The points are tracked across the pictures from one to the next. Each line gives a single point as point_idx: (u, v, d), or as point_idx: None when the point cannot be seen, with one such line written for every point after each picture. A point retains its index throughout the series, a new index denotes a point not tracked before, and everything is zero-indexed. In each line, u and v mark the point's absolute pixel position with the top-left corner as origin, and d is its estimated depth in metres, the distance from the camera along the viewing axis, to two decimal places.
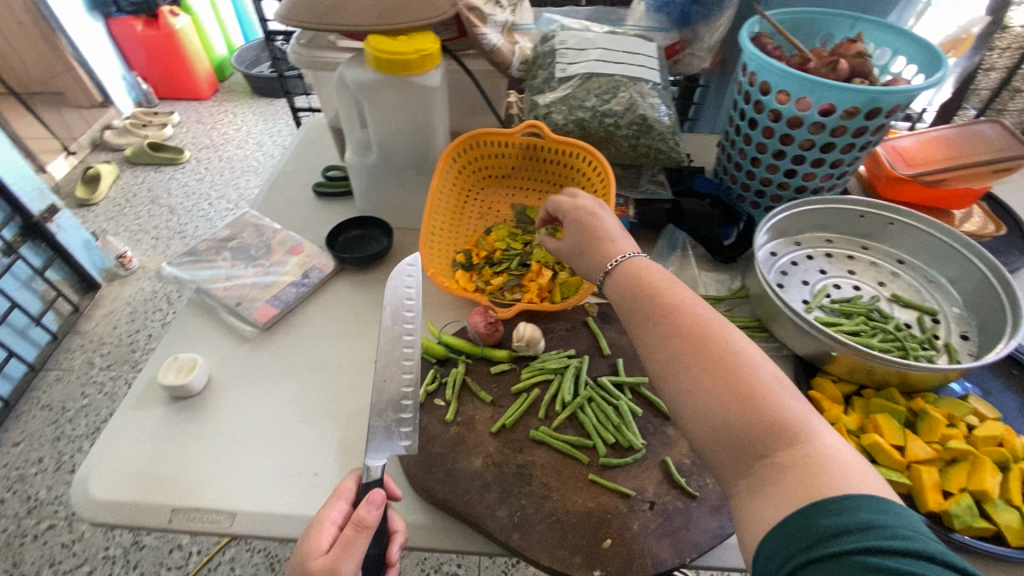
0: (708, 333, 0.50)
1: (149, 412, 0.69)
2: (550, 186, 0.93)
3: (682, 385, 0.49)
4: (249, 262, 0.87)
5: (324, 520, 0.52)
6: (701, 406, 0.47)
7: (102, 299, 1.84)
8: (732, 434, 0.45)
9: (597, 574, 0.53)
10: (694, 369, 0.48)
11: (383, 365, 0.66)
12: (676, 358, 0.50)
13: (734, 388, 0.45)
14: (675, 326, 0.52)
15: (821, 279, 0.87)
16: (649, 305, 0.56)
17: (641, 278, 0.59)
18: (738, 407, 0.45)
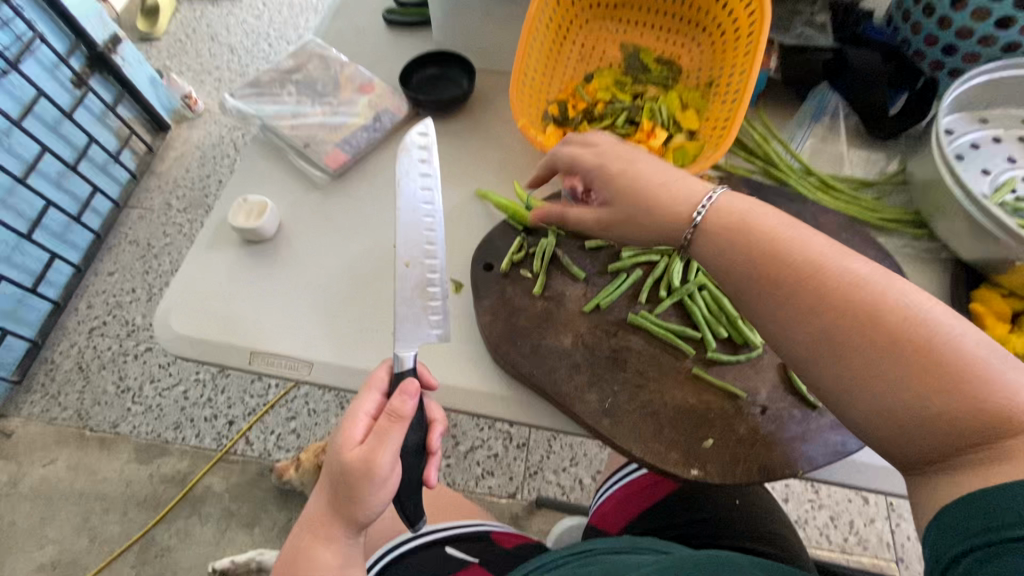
0: (869, 299, 0.40)
1: (222, 253, 0.66)
2: (674, 23, 0.74)
3: (848, 368, 0.40)
4: (316, 99, 0.77)
5: (357, 412, 0.51)
6: (878, 396, 0.39)
7: (173, 141, 1.81)
8: (918, 425, 0.38)
9: (693, 472, 0.49)
10: (861, 351, 0.40)
11: (404, 249, 0.56)
12: (825, 335, 0.41)
13: (921, 374, 0.37)
14: (820, 291, 0.42)
15: (1006, 170, 0.69)
16: (762, 267, 0.45)
17: (742, 224, 0.47)
18: (927, 392, 0.37)
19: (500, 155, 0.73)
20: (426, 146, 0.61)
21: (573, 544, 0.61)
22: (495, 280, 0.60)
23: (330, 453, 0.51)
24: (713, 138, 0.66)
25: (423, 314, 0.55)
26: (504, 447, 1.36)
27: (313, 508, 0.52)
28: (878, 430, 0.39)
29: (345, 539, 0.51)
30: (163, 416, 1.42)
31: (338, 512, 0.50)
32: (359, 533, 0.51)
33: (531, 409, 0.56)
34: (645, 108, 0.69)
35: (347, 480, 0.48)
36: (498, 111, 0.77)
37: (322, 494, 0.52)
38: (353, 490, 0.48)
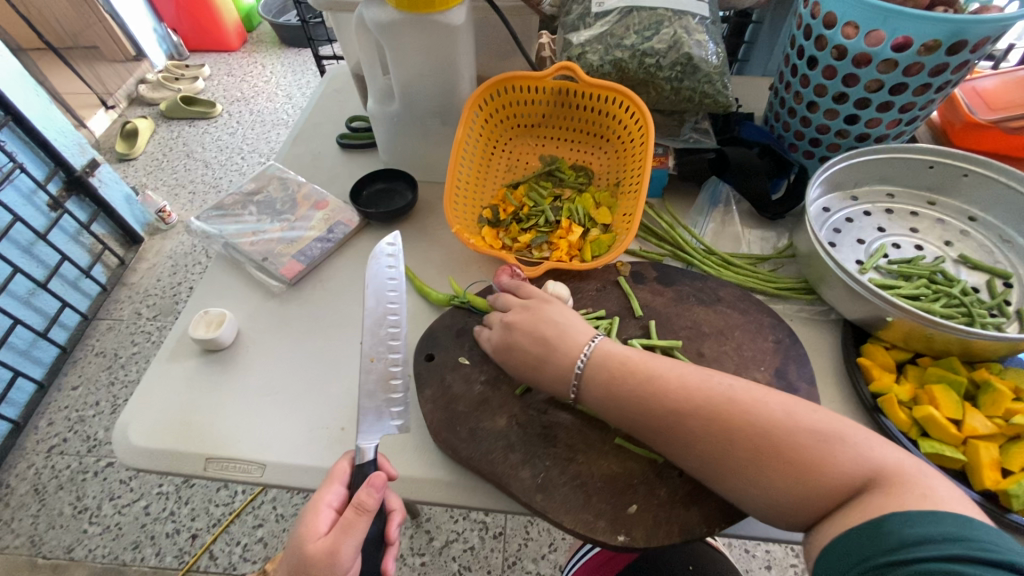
0: (732, 416, 0.49)
1: (182, 364, 0.71)
2: (582, 136, 0.87)
3: (742, 477, 0.48)
4: (275, 216, 0.86)
5: (320, 504, 0.54)
6: (771, 497, 0.47)
7: (145, 252, 1.89)
8: (810, 504, 0.45)
9: (621, 539, 0.52)
10: (746, 461, 0.48)
11: (370, 346, 0.63)
12: (711, 455, 0.49)
13: (793, 464, 0.46)
14: (701, 417, 0.50)
15: (878, 238, 0.80)
16: (650, 397, 0.53)
17: (623, 361, 0.56)
18: (800, 477, 0.46)
19: (442, 254, 0.82)
20: (394, 254, 0.70)
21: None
22: (436, 369, 0.66)
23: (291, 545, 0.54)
24: (623, 229, 0.76)
25: (386, 405, 0.61)
26: (480, 538, 1.33)
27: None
28: (784, 517, 0.47)
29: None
30: (121, 536, 1.36)
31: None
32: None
33: (473, 490, 0.60)
34: (564, 209, 0.80)
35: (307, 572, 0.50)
36: (439, 216, 0.87)
37: None
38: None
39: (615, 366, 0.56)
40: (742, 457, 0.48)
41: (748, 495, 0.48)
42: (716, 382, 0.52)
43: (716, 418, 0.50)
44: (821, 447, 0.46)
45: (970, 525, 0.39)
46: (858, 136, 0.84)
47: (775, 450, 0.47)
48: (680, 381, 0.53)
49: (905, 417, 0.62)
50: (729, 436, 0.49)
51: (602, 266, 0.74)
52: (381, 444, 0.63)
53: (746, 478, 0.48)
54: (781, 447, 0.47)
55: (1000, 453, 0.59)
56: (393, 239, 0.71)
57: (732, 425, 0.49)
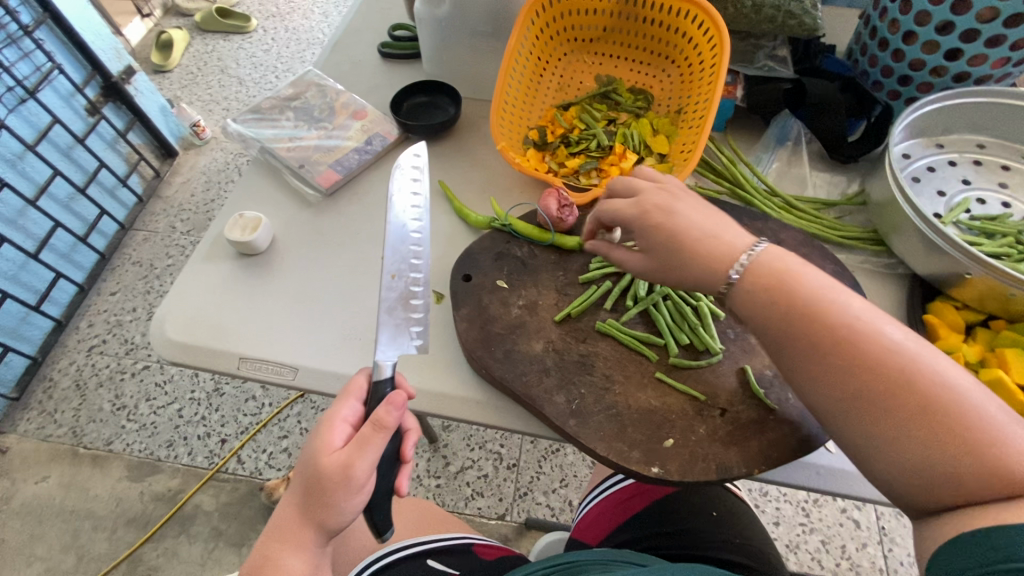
0: (904, 370, 0.41)
1: (217, 264, 0.70)
2: (646, 56, 0.80)
3: (877, 433, 0.42)
4: (312, 124, 0.83)
5: (335, 419, 0.52)
6: (906, 460, 0.41)
7: (180, 166, 1.88)
8: (943, 480, 0.40)
9: (655, 471, 0.51)
10: (892, 420, 0.41)
11: (392, 261, 0.59)
12: (853, 397, 0.43)
13: (950, 436, 0.39)
14: (858, 363, 0.43)
15: (961, 190, 0.73)
16: (808, 324, 0.45)
17: (779, 279, 0.48)
18: (943, 450, 0.39)
19: (483, 175, 0.77)
20: (418, 165, 0.66)
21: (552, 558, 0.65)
22: (472, 289, 0.64)
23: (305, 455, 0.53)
24: (681, 160, 0.71)
25: (406, 322, 0.58)
26: (494, 467, 1.36)
27: (281, 508, 0.54)
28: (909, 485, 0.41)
29: (315, 546, 0.52)
30: (157, 434, 1.44)
31: (308, 513, 0.51)
32: (329, 539, 0.52)
33: (504, 412, 0.59)
34: (619, 134, 0.74)
35: (322, 484, 0.50)
36: (482, 136, 0.82)
37: (293, 499, 0.52)
38: (328, 494, 0.50)
39: (778, 282, 0.47)
40: (881, 417, 0.42)
41: (875, 454, 0.43)
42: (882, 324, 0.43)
43: (867, 367, 0.42)
44: (1001, 432, 0.38)
45: None
46: (956, 76, 0.74)
47: (931, 421, 0.40)
48: (851, 317, 0.44)
49: None
50: (875, 389, 0.42)
51: None
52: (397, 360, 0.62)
53: (883, 435, 0.42)
54: (934, 418, 0.40)
55: None
56: (418, 148, 0.66)
57: (882, 377, 0.42)
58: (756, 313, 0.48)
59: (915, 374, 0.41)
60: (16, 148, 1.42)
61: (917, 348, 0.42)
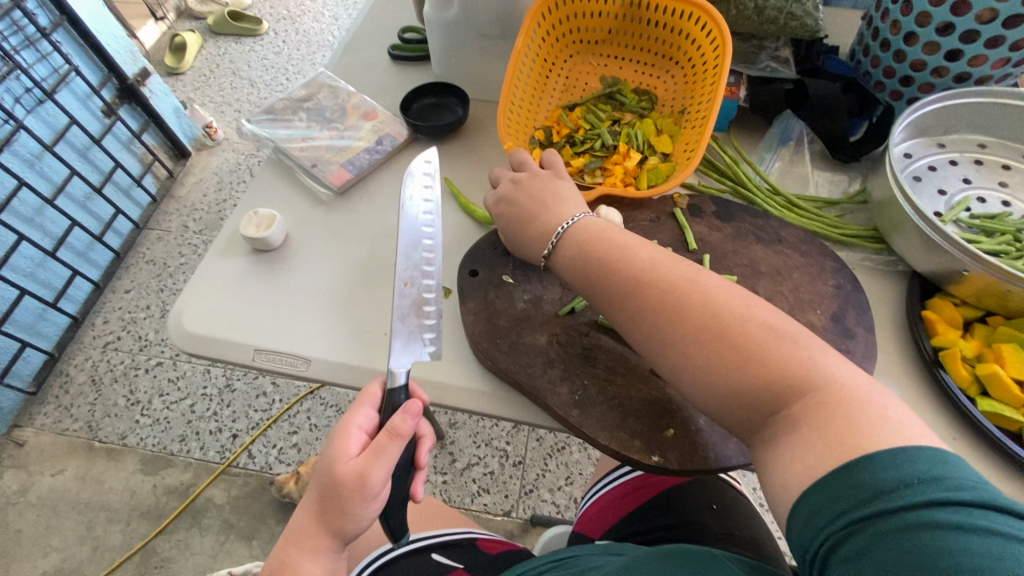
0: (683, 296, 0.48)
1: (232, 260, 0.73)
2: (650, 57, 0.81)
3: (674, 359, 0.47)
4: (324, 124, 0.85)
5: (351, 427, 0.54)
6: (700, 378, 0.45)
7: (192, 166, 1.91)
8: (731, 392, 0.44)
9: (655, 459, 0.53)
10: (686, 344, 0.47)
11: (404, 270, 0.61)
12: (652, 329, 0.49)
13: (726, 349, 0.44)
14: (650, 297, 0.50)
15: (961, 190, 0.74)
16: (614, 268, 0.54)
17: (609, 243, 0.56)
18: (739, 371, 0.43)
19: (491, 174, 0.79)
20: (430, 172, 0.68)
21: (550, 554, 0.65)
22: (479, 284, 0.66)
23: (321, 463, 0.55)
24: (684, 159, 0.72)
25: (419, 329, 0.60)
26: (500, 464, 1.38)
27: (298, 513, 0.56)
28: (714, 405, 0.45)
29: (331, 551, 0.54)
30: (169, 429, 1.47)
31: (324, 518, 0.53)
32: (344, 543, 0.55)
33: (509, 403, 0.60)
34: (623, 133, 0.76)
35: (338, 491, 0.52)
36: (489, 136, 0.84)
37: (311, 504, 0.54)
38: (344, 501, 0.52)
39: (588, 240, 0.57)
40: (687, 351, 0.46)
41: (680, 379, 0.47)
42: (695, 273, 0.50)
43: (674, 309, 0.48)
44: (771, 341, 0.43)
45: (945, 462, 0.34)
46: (957, 76, 0.75)
47: (713, 339, 0.45)
48: (644, 261, 0.53)
49: (967, 374, 0.59)
50: (677, 327, 0.47)
51: (658, 197, 0.72)
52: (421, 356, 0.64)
53: (681, 361, 0.47)
54: (728, 344, 0.44)
55: None
56: (429, 153, 0.69)
57: (689, 316, 0.47)
58: (572, 270, 0.57)
59: (693, 300, 0.48)
60: (34, 148, 1.45)
61: (701, 279, 0.49)
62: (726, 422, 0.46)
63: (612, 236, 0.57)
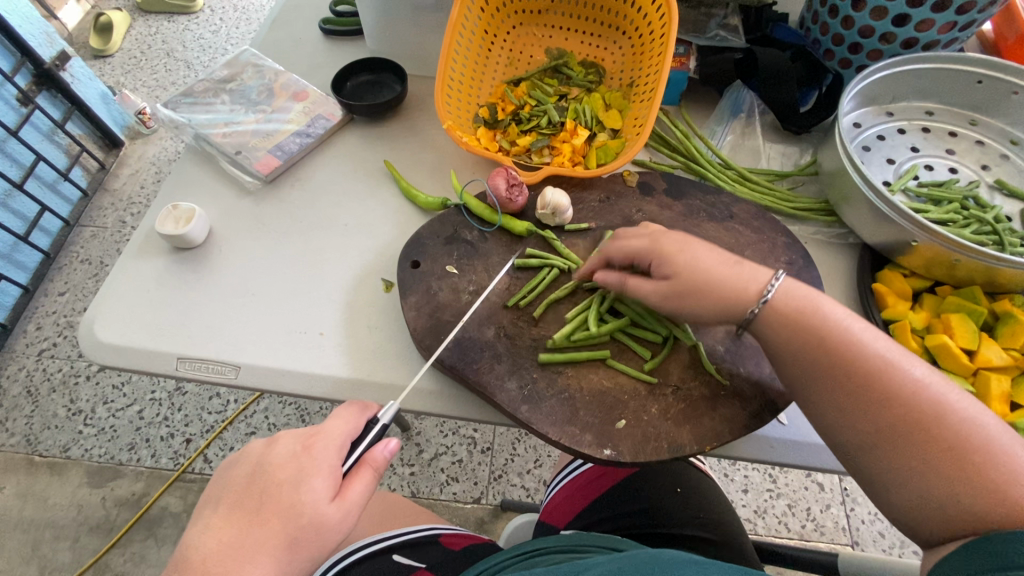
0: (934, 408, 0.43)
1: (150, 260, 0.66)
2: (596, 28, 0.77)
3: (902, 467, 0.43)
4: (250, 107, 0.78)
5: (327, 466, 0.47)
6: (929, 494, 0.42)
7: (127, 157, 1.78)
8: (964, 515, 0.40)
9: (607, 453, 0.50)
10: (917, 455, 0.42)
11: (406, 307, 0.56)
12: (881, 431, 0.44)
13: (974, 471, 0.40)
14: (886, 398, 0.44)
15: (909, 158, 0.73)
16: (836, 353, 0.46)
17: (825, 327, 0.47)
18: (989, 501, 0.40)
19: (434, 156, 0.74)
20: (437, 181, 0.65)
21: (522, 544, 0.65)
22: (421, 277, 0.61)
23: (269, 488, 0.46)
24: (633, 135, 0.69)
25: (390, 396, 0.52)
26: (468, 452, 1.35)
27: (211, 541, 0.44)
28: (930, 518, 0.42)
29: None
30: (117, 438, 1.39)
31: (268, 558, 0.43)
32: None
33: (458, 401, 0.57)
34: (570, 109, 0.72)
35: (300, 540, 0.44)
36: (431, 115, 0.79)
37: (238, 552, 0.44)
38: (304, 551, 0.45)
39: (799, 311, 0.49)
40: (923, 461, 0.42)
41: (898, 487, 0.43)
42: (942, 383, 0.44)
43: (917, 419, 0.43)
44: None
45: None
46: (905, 42, 0.74)
47: (959, 457, 0.41)
48: (882, 351, 0.45)
49: (916, 346, 0.59)
50: (915, 434, 0.43)
51: (608, 176, 0.68)
52: (360, 359, 0.60)
53: (909, 471, 0.43)
54: (981, 470, 0.40)
55: (1011, 386, 0.56)
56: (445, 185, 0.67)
57: (933, 428, 0.42)
58: (785, 339, 0.49)
59: (948, 413, 0.42)
60: None
61: (950, 390, 0.43)
62: (933, 540, 0.43)
63: (832, 313, 0.48)
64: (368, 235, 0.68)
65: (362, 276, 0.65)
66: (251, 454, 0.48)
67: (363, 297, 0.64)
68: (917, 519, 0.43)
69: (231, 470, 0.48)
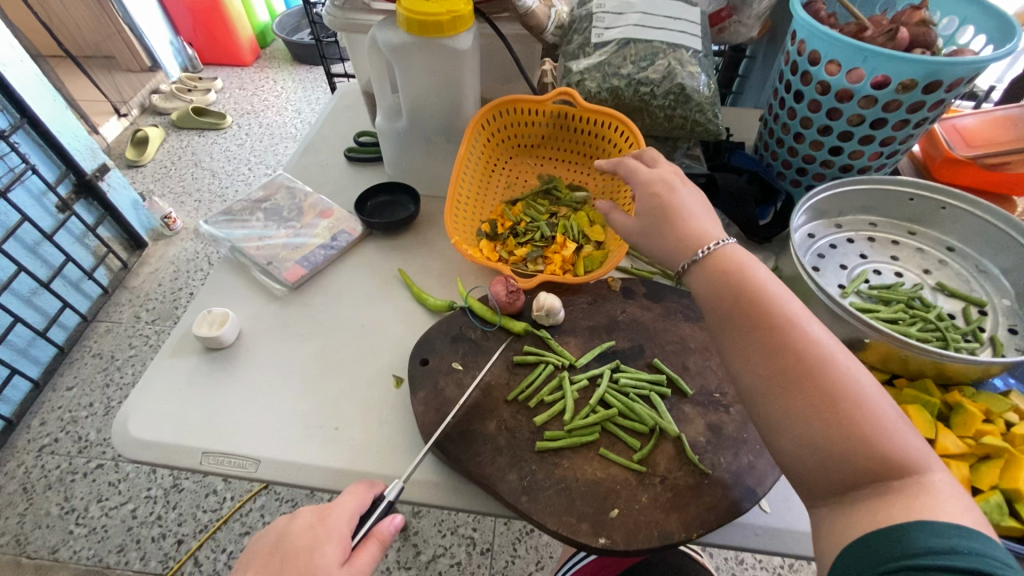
0: (823, 359, 0.47)
1: (184, 360, 0.73)
2: (581, 158, 0.92)
3: (787, 410, 0.47)
4: (281, 223, 0.90)
5: (335, 534, 0.53)
6: (806, 435, 0.46)
7: (148, 257, 1.91)
8: (833, 453, 0.45)
9: (602, 541, 0.54)
10: (801, 399, 0.47)
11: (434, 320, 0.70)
12: (779, 376, 0.48)
13: (846, 412, 0.45)
14: (783, 346, 0.49)
15: (860, 264, 0.84)
16: (749, 308, 0.52)
17: (750, 286, 0.53)
18: (860, 450, 0.44)
19: (442, 264, 0.85)
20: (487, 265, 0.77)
21: None
22: (430, 373, 0.68)
23: (289, 554, 0.51)
24: (615, 246, 0.80)
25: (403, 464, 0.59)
26: (467, 553, 1.32)
27: None
28: (809, 457, 0.46)
29: None
30: (107, 539, 1.36)
31: None
32: None
33: (462, 492, 0.62)
34: (560, 225, 0.83)
35: None
36: (439, 228, 0.90)
37: None
38: None
39: (723, 272, 0.55)
40: (807, 405, 0.46)
41: (786, 429, 0.47)
42: (833, 342, 0.49)
43: (806, 367, 0.47)
44: (895, 425, 0.44)
45: (988, 543, 0.37)
46: (842, 167, 0.88)
47: (838, 403, 0.45)
48: (788, 310, 0.51)
49: None
50: (805, 379, 0.47)
51: (594, 281, 0.77)
52: (372, 453, 0.65)
53: (796, 414, 0.47)
54: (855, 423, 0.44)
55: (970, 471, 0.62)
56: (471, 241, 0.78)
57: (819, 375, 0.47)
58: (712, 295, 0.55)
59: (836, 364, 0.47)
60: None
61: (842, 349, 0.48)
62: (808, 481, 0.46)
63: (753, 277, 0.54)
64: (382, 335, 0.76)
65: (375, 373, 0.72)
66: (275, 527, 0.55)
67: (375, 393, 0.70)
68: (796, 459, 0.47)
69: (257, 542, 0.55)
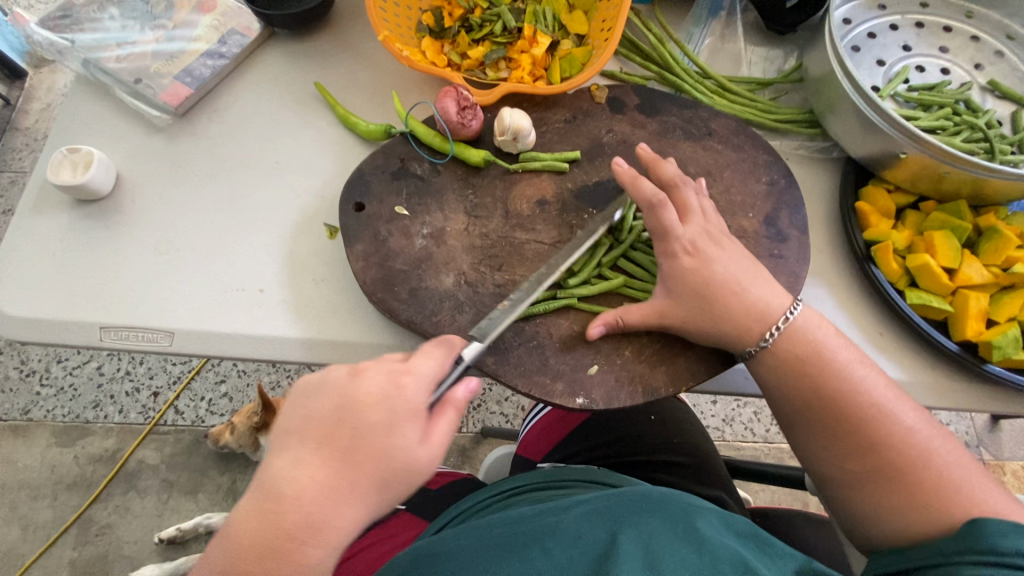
0: (831, 370, 0.45)
1: (52, 217, 0.57)
2: None
3: (808, 429, 0.46)
4: (147, 22, 0.65)
5: (415, 406, 0.40)
6: (825, 449, 0.44)
7: (34, 89, 1.48)
8: (854, 469, 0.43)
9: (579, 401, 0.48)
10: (816, 416, 0.45)
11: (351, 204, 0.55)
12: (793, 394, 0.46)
13: (859, 425, 0.43)
14: (789, 360, 0.46)
15: (900, 58, 0.67)
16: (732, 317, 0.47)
17: (828, 365, 0.45)
18: (877, 463, 0.42)
19: (373, 74, 0.65)
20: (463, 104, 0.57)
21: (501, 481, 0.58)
22: (366, 221, 0.54)
23: (359, 430, 0.39)
24: (601, 41, 0.61)
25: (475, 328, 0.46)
26: None
27: (302, 477, 0.38)
28: (832, 474, 0.44)
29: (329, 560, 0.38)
30: (78, 397, 1.24)
31: (357, 500, 0.38)
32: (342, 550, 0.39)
33: None
34: (528, 11, 0.62)
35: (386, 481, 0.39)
36: (367, 26, 0.67)
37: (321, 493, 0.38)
38: (384, 494, 0.39)
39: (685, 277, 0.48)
40: (825, 423, 0.44)
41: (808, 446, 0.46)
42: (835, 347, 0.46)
43: (816, 381, 0.45)
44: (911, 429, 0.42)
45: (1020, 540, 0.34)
46: None
47: (851, 419, 0.43)
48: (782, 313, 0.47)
49: (898, 266, 0.56)
50: (816, 394, 0.45)
51: (573, 92, 0.60)
52: (309, 318, 0.54)
53: (817, 433, 0.45)
54: (877, 436, 0.42)
55: (990, 303, 0.55)
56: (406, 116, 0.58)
57: (831, 388, 0.44)
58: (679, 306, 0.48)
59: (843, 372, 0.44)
60: None
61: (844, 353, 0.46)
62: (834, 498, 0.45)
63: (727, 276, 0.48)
64: (304, 174, 0.60)
65: (300, 222, 0.58)
66: (336, 384, 0.40)
67: (305, 247, 0.57)
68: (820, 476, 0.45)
69: (314, 402, 0.40)
